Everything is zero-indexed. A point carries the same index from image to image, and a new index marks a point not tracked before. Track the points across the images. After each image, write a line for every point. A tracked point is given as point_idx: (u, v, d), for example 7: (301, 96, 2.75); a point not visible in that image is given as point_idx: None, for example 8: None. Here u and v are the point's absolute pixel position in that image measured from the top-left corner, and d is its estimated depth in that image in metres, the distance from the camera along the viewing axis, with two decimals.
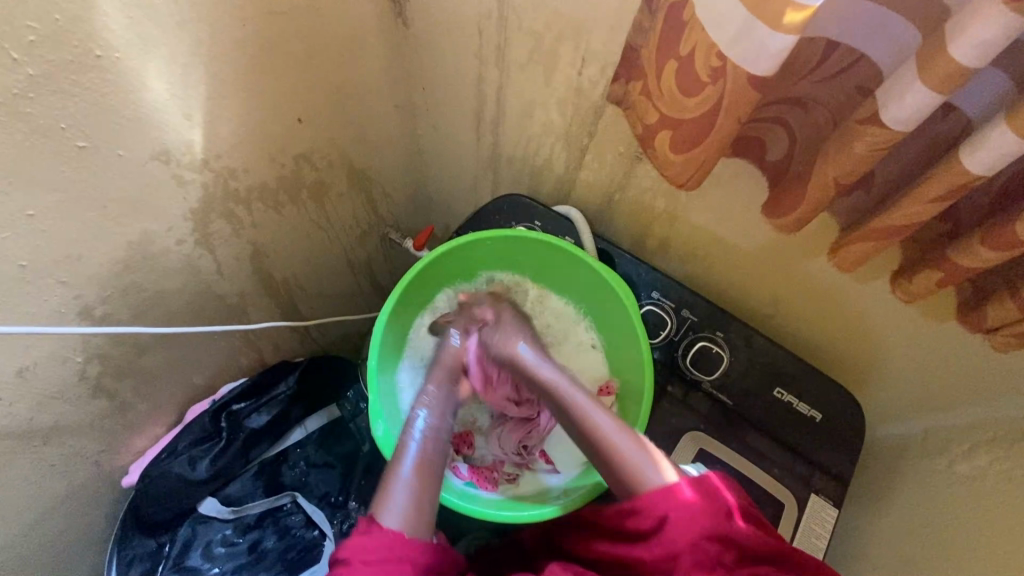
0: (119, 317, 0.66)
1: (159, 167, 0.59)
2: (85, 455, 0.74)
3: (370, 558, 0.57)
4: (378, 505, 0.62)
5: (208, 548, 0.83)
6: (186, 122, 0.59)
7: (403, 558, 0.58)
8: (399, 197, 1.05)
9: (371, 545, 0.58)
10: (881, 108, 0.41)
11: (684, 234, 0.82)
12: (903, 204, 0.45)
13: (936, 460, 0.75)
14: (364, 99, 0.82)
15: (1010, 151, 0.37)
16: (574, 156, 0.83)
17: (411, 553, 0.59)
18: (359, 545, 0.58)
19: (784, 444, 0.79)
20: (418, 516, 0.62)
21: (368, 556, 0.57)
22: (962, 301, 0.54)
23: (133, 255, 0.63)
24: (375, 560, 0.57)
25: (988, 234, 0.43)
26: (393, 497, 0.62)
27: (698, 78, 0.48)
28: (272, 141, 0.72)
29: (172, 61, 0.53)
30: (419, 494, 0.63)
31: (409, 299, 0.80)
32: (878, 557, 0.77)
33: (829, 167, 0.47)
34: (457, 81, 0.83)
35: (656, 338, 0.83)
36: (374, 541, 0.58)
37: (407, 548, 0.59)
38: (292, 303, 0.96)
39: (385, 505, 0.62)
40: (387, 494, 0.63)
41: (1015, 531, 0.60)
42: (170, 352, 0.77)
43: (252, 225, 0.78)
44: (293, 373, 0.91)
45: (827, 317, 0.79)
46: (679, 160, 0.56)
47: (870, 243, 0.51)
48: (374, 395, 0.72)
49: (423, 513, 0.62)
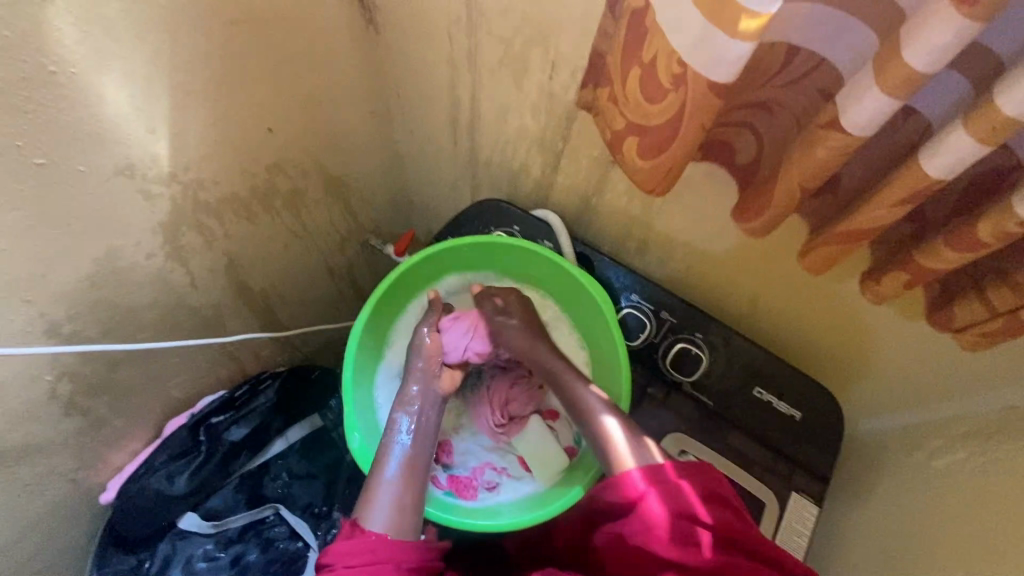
0: (88, 333, 0.65)
1: (124, 182, 0.58)
2: (60, 473, 0.73)
3: (353, 561, 0.58)
4: (362, 508, 0.63)
5: (189, 563, 0.82)
6: (149, 135, 0.58)
7: (387, 560, 0.59)
8: (378, 203, 1.04)
9: (355, 548, 0.59)
10: (841, 113, 0.41)
11: (662, 236, 0.82)
12: (867, 207, 0.45)
13: (914, 454, 0.76)
14: (337, 106, 0.81)
15: (967, 155, 0.37)
16: (550, 160, 0.82)
17: (395, 555, 0.60)
18: (343, 550, 0.59)
19: (765, 443, 0.80)
20: (403, 520, 0.63)
21: (352, 559, 0.58)
22: (930, 300, 0.54)
23: (100, 271, 0.62)
24: (360, 564, 0.58)
25: (950, 236, 0.44)
26: (377, 498, 0.64)
27: (662, 84, 0.49)
28: (243, 151, 0.71)
29: (133, 76, 0.53)
30: (403, 497, 0.64)
31: (387, 308, 0.80)
32: (860, 552, 0.77)
33: (794, 172, 0.47)
34: (431, 85, 0.83)
35: (636, 340, 0.83)
36: (357, 544, 0.59)
37: (392, 548, 0.60)
38: (271, 313, 0.95)
39: (369, 507, 0.63)
40: (371, 494, 0.64)
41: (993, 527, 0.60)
42: (145, 367, 0.76)
43: (225, 236, 0.77)
44: (273, 384, 0.89)
45: (803, 315, 0.79)
46: (648, 166, 0.56)
47: (837, 245, 0.51)
48: (347, 406, 0.72)
49: (407, 517, 0.63)
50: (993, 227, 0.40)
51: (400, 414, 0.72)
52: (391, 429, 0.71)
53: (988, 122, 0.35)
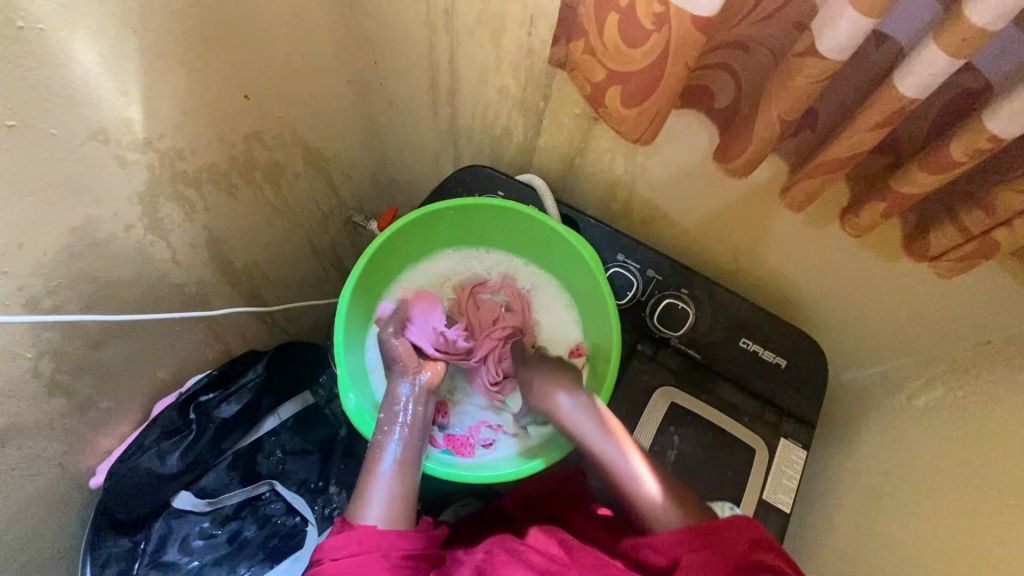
0: (69, 309, 0.63)
1: (98, 148, 0.57)
2: (48, 457, 0.71)
3: (341, 554, 0.57)
4: (355, 502, 0.63)
5: (185, 542, 0.82)
6: (122, 99, 0.56)
7: (375, 549, 0.58)
8: (360, 177, 1.03)
9: (342, 542, 0.58)
10: (817, 39, 0.42)
11: (645, 194, 0.83)
12: (844, 134, 0.47)
13: (897, 396, 0.78)
14: (315, 73, 0.79)
15: (938, 71, 0.38)
16: (532, 122, 0.83)
17: (382, 544, 0.59)
18: (334, 544, 0.58)
19: (752, 393, 0.82)
20: (398, 510, 0.63)
21: (339, 553, 0.57)
22: (907, 232, 0.56)
23: (78, 242, 0.61)
24: (348, 556, 0.57)
25: (926, 160, 0.45)
26: (371, 492, 0.63)
27: (643, 26, 0.49)
28: (220, 119, 0.69)
29: (103, 34, 0.51)
30: (397, 490, 0.64)
31: (375, 273, 0.80)
32: (848, 493, 0.80)
33: (774, 104, 0.48)
34: (410, 50, 0.82)
35: (624, 298, 0.84)
36: (345, 538, 0.59)
37: (383, 538, 0.59)
38: (256, 290, 0.93)
39: (364, 500, 0.63)
40: (365, 489, 0.64)
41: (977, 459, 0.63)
42: (131, 345, 0.74)
43: (205, 209, 0.75)
44: (260, 361, 0.89)
45: (785, 266, 0.81)
46: (631, 114, 0.57)
47: (816, 179, 0.52)
48: (341, 367, 0.72)
49: (400, 508, 0.63)
50: (965, 144, 0.42)
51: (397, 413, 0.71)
52: (382, 425, 0.70)
53: (958, 33, 0.36)
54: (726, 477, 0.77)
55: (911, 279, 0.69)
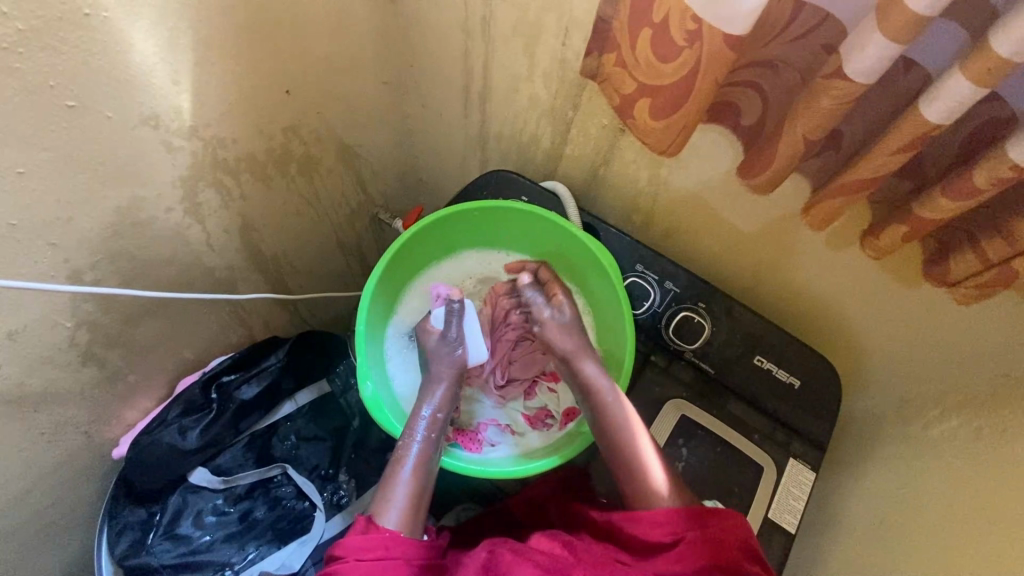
0: (108, 282, 0.66)
1: (148, 131, 0.60)
2: (76, 424, 0.74)
3: (365, 556, 0.57)
4: (377, 505, 0.63)
5: (198, 517, 0.84)
6: (174, 87, 0.60)
7: (399, 557, 0.59)
8: (388, 177, 1.06)
9: (367, 544, 0.58)
10: (845, 61, 0.43)
11: (666, 207, 0.84)
12: (869, 156, 0.48)
13: (911, 424, 0.77)
14: (352, 75, 0.82)
15: (964, 98, 0.39)
16: (559, 130, 0.84)
17: (407, 553, 0.59)
18: (355, 544, 0.58)
19: (764, 411, 0.81)
20: (415, 519, 0.63)
21: (364, 554, 0.57)
22: (929, 258, 0.57)
23: (122, 220, 0.64)
24: (372, 559, 0.57)
25: (949, 186, 0.46)
26: (392, 498, 0.63)
27: (675, 42, 0.51)
28: (260, 113, 0.72)
29: (161, 25, 0.54)
30: (418, 497, 0.64)
31: (399, 267, 0.82)
32: (855, 518, 0.79)
33: (799, 123, 0.49)
34: (447, 55, 0.85)
35: (640, 308, 0.84)
36: (370, 540, 0.58)
37: (405, 546, 0.60)
38: (281, 278, 0.96)
39: (384, 505, 0.63)
40: (387, 493, 0.64)
41: (996, 493, 0.62)
42: (163, 321, 0.77)
43: (240, 196, 0.78)
44: (282, 347, 0.92)
45: (801, 287, 0.81)
46: (658, 128, 0.59)
47: (839, 198, 0.53)
48: (361, 355, 0.74)
49: (418, 516, 0.64)
50: (988, 172, 0.43)
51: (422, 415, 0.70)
52: (408, 430, 0.69)
53: (985, 62, 0.37)
54: (733, 492, 0.77)
55: (930, 305, 0.68)
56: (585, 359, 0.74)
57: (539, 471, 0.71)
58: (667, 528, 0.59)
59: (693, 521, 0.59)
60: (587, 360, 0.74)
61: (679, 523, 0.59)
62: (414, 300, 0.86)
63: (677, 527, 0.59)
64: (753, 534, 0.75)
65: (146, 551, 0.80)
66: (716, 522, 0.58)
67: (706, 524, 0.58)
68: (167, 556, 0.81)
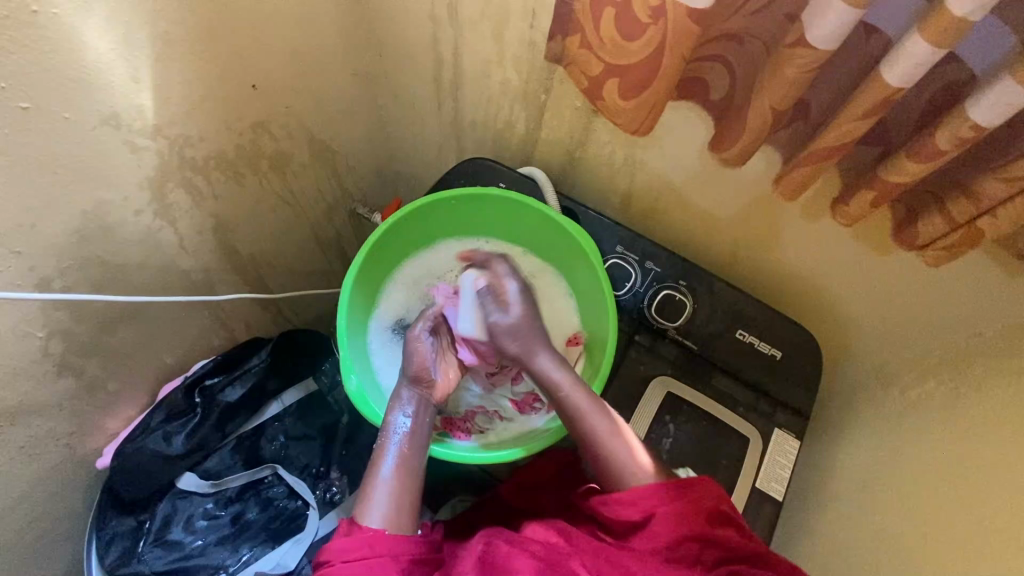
0: (79, 289, 0.65)
1: (110, 132, 0.59)
2: (56, 436, 0.73)
3: (351, 557, 0.58)
4: (359, 506, 0.63)
5: (189, 522, 0.84)
6: (133, 85, 0.58)
7: (385, 553, 0.59)
8: (364, 170, 1.05)
9: (352, 545, 0.59)
10: (806, 29, 0.43)
11: (643, 187, 0.85)
12: (835, 123, 0.48)
13: (890, 388, 0.79)
14: (321, 67, 0.81)
15: (923, 60, 0.40)
16: (532, 114, 0.84)
17: (393, 549, 0.59)
18: (339, 547, 0.59)
19: (748, 383, 0.83)
20: (400, 515, 0.63)
21: (349, 555, 0.58)
22: (899, 223, 0.58)
23: (89, 225, 0.62)
24: (358, 559, 0.58)
25: (912, 149, 0.47)
26: (373, 498, 0.63)
27: (638, 20, 0.51)
28: (227, 109, 0.71)
29: (115, 21, 0.53)
30: (399, 493, 0.64)
31: (378, 260, 0.81)
32: (840, 483, 0.81)
33: (766, 94, 0.49)
34: (415, 43, 0.84)
35: (622, 289, 0.85)
36: (354, 540, 0.59)
37: (389, 542, 0.60)
38: (260, 279, 0.95)
39: (365, 505, 0.63)
40: (368, 494, 0.64)
41: (973, 449, 0.63)
42: (140, 328, 0.76)
43: (212, 196, 0.77)
44: (265, 347, 0.91)
45: (779, 260, 0.82)
46: (628, 108, 0.59)
47: (808, 168, 0.54)
48: (343, 349, 0.74)
49: (403, 512, 0.63)
50: (950, 134, 0.43)
51: (395, 415, 0.69)
52: (383, 431, 0.69)
53: (941, 23, 0.38)
54: (721, 465, 0.79)
55: (904, 270, 0.70)
56: (542, 356, 0.71)
57: (528, 453, 0.72)
58: (640, 506, 0.59)
59: (665, 496, 0.58)
60: (540, 354, 0.71)
61: (651, 499, 0.59)
62: (396, 293, 0.86)
63: (654, 502, 0.58)
64: (742, 505, 0.77)
65: (138, 559, 0.80)
66: (688, 495, 0.58)
67: (676, 498, 0.58)
68: (159, 563, 0.80)
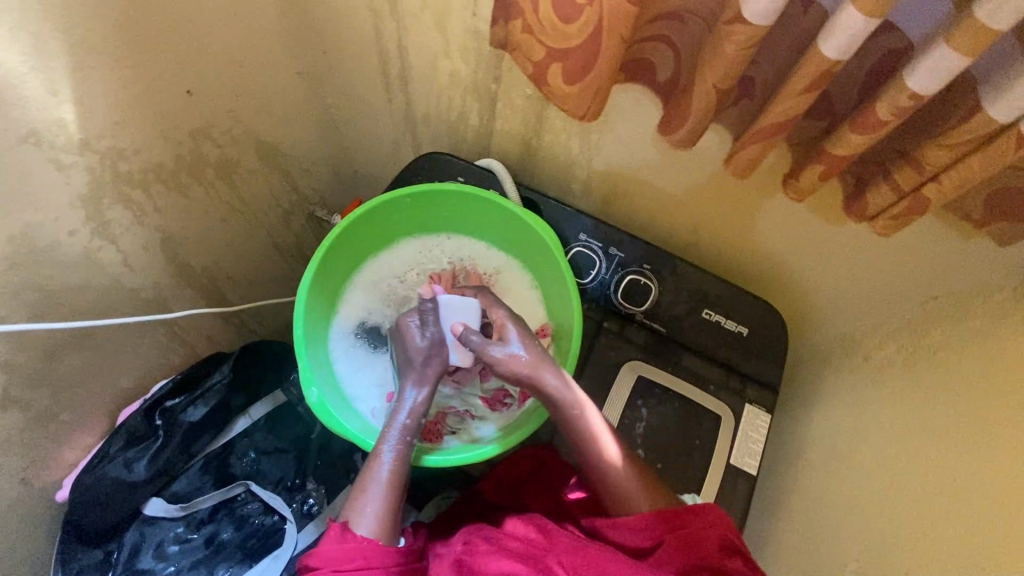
0: (15, 318, 0.61)
1: (31, 150, 0.55)
2: (9, 472, 0.69)
3: (342, 567, 0.58)
4: (352, 510, 0.62)
5: (160, 548, 0.81)
6: (52, 98, 0.54)
7: (377, 565, 0.59)
8: (319, 172, 1.02)
9: (345, 555, 0.58)
10: (743, 4, 0.42)
11: (602, 173, 0.84)
12: (779, 99, 0.48)
13: (854, 356, 0.81)
14: (262, 68, 0.78)
15: (858, 30, 0.39)
16: (485, 105, 0.82)
17: (384, 560, 0.60)
18: (329, 553, 0.58)
19: (718, 362, 0.83)
20: (389, 523, 0.63)
21: (342, 566, 0.58)
22: (849, 195, 0.58)
23: (18, 250, 0.58)
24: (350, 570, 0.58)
25: (855, 122, 0.47)
26: (366, 505, 0.63)
27: (575, 2, 0.49)
28: (162, 118, 0.67)
29: (23, 31, 0.49)
30: (392, 503, 0.63)
31: (334, 264, 0.79)
32: (812, 452, 0.82)
33: (709, 72, 0.49)
34: (359, 38, 0.81)
35: (587, 277, 0.84)
36: (345, 550, 0.59)
37: (380, 554, 0.60)
38: (217, 291, 0.92)
39: (358, 510, 0.62)
40: (362, 498, 0.63)
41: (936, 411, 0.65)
42: (89, 353, 0.73)
43: (155, 210, 0.73)
44: (226, 362, 0.88)
45: (740, 238, 0.82)
46: (573, 93, 0.57)
47: (757, 144, 0.53)
48: (302, 360, 0.72)
49: (392, 521, 0.63)
50: (889, 105, 0.44)
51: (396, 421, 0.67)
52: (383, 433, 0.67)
53: None
54: (695, 445, 0.79)
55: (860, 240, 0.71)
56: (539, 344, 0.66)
57: (499, 452, 0.71)
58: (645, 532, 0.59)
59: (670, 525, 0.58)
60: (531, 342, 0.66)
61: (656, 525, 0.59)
62: (356, 296, 0.84)
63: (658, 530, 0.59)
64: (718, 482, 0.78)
65: None
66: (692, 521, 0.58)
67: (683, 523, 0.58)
68: None
